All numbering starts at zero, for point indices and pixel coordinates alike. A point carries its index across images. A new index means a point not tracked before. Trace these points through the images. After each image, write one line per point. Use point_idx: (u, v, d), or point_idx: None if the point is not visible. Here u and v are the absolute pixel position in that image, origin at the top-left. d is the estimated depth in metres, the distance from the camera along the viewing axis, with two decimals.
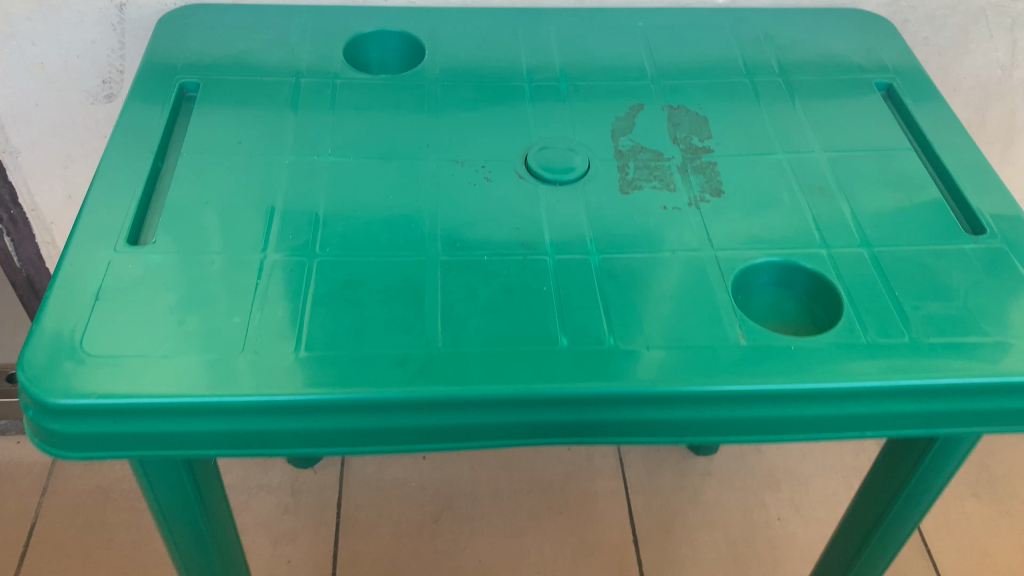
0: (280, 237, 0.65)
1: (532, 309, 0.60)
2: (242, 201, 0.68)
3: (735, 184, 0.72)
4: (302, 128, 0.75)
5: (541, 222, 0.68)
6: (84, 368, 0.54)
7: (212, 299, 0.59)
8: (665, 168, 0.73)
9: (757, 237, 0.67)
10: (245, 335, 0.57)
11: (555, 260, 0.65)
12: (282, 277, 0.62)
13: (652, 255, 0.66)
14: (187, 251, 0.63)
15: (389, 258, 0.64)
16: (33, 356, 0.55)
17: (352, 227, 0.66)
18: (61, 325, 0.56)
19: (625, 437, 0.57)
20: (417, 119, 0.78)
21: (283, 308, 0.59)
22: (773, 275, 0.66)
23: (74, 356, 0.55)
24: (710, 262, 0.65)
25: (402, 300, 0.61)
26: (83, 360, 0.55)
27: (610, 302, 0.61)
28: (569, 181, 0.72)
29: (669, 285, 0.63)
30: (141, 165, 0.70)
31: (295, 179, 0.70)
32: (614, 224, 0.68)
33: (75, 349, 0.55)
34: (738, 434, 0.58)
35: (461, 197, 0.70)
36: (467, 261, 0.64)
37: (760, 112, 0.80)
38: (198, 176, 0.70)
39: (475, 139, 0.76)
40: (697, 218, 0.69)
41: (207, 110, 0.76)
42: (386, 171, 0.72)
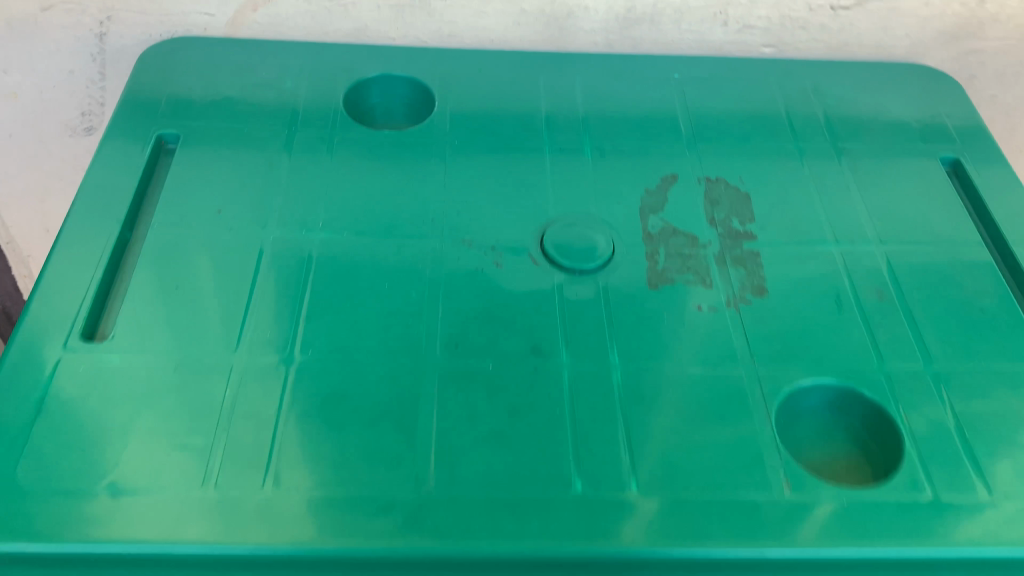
0: (256, 334, 0.56)
1: (543, 440, 0.52)
2: (217, 285, 0.59)
3: (780, 281, 0.63)
4: (290, 193, 0.66)
5: (557, 323, 0.59)
6: (19, 507, 0.47)
7: (169, 416, 0.51)
8: (700, 258, 0.64)
9: (805, 352, 0.58)
10: (204, 465, 0.49)
11: (570, 373, 0.56)
12: (254, 386, 0.53)
13: (682, 369, 0.57)
14: (147, 351, 0.55)
15: (379, 363, 0.55)
16: None
17: (338, 321, 0.58)
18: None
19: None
20: (421, 183, 0.68)
21: (253, 428, 0.51)
22: (824, 398, 0.58)
23: (9, 491, 0.47)
24: (750, 384, 0.56)
25: (390, 422, 0.52)
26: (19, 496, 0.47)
27: (633, 434, 0.53)
28: (592, 271, 0.63)
29: (702, 414, 0.54)
30: (105, 238, 0.61)
31: (277, 260, 0.61)
32: (639, 329, 0.59)
33: (10, 482, 0.48)
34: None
35: (466, 287, 0.61)
36: (469, 371, 0.56)
37: (813, 190, 0.71)
38: (168, 251, 0.61)
39: (486, 215, 0.67)
40: (735, 323, 0.60)
41: (186, 165, 0.68)
42: (382, 249, 0.63)
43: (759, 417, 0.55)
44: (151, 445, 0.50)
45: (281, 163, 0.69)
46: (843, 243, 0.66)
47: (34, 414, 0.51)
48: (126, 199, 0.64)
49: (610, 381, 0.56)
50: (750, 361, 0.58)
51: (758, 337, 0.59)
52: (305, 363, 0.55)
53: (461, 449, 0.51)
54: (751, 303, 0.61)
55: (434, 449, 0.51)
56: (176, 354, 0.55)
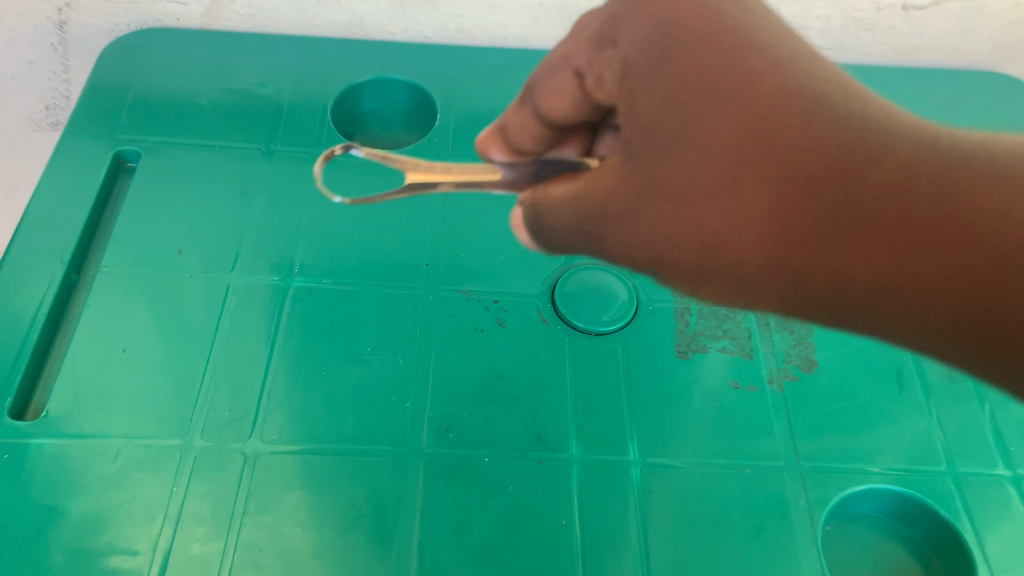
0: (213, 414, 0.48)
1: (545, 560, 0.45)
2: (170, 346, 0.50)
3: (834, 352, 0.53)
4: (262, 228, 0.57)
5: (567, 400, 0.50)
6: None
7: (107, 526, 0.44)
8: (740, 318, 0.55)
9: (861, 448, 0.50)
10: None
11: (581, 470, 0.48)
12: (208, 484, 0.46)
13: (714, 467, 0.48)
14: (84, 438, 0.46)
15: (355, 455, 0.47)
16: None
17: (309, 395, 0.49)
18: None
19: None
20: (416, 216, 0.58)
21: (206, 541, 0.44)
22: (880, 503, 0.49)
23: None
24: (793, 490, 0.48)
25: (366, 536, 0.45)
26: None
27: (652, 556, 0.45)
28: (612, 333, 0.54)
29: (734, 530, 0.46)
30: (45, 284, 0.53)
31: (244, 318, 0.52)
32: (665, 410, 0.50)
33: None
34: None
35: (462, 349, 0.52)
36: (461, 466, 0.47)
37: None
38: (116, 302, 0.52)
39: (493, 261, 0.56)
40: (778, 406, 0.51)
41: (144, 189, 0.58)
42: (366, 300, 0.53)
43: (802, 535, 0.46)
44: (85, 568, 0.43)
45: (254, 188, 0.58)
46: None
47: None
48: (74, 235, 0.55)
49: (628, 481, 0.47)
50: (795, 459, 0.49)
51: (805, 427, 0.50)
52: (267, 455, 0.47)
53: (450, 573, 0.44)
54: (798, 379, 0.52)
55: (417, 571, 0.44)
56: (118, 441, 0.46)
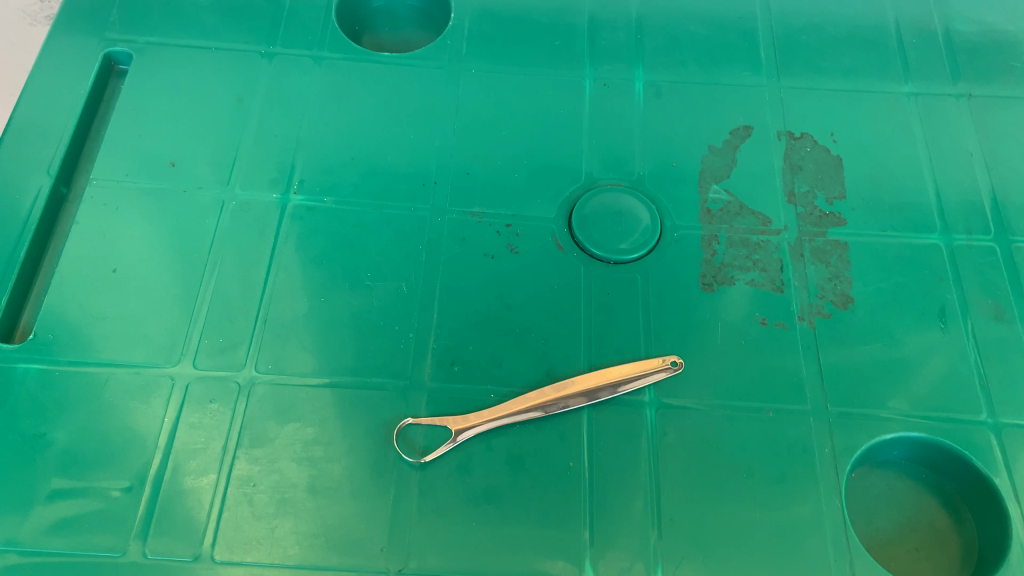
0: (206, 340, 0.46)
1: (552, 502, 0.43)
2: (162, 268, 0.48)
3: (871, 287, 0.50)
4: (259, 140, 0.53)
5: (581, 335, 0.47)
6: None
7: (96, 457, 0.42)
8: (771, 248, 0.51)
9: (895, 393, 0.46)
10: (133, 524, 0.41)
11: (593, 409, 0.45)
12: (201, 415, 0.44)
13: (735, 409, 0.45)
14: (72, 363, 0.44)
15: (354, 389, 0.45)
16: None
17: (307, 324, 0.46)
18: None
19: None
20: (425, 131, 0.54)
21: (197, 474, 0.42)
22: (909, 451, 0.46)
23: None
24: (817, 436, 0.45)
25: (363, 472, 0.43)
26: None
27: (664, 502, 0.43)
28: (632, 261, 0.50)
29: (753, 478, 0.44)
30: (31, 199, 0.50)
31: (239, 238, 0.49)
32: (685, 348, 0.47)
33: None
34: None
35: (470, 278, 0.49)
36: (466, 402, 0.45)
37: (926, 156, 0.55)
38: (105, 218, 0.49)
39: (506, 180, 0.52)
40: (808, 346, 0.47)
41: (135, 94, 0.54)
42: (368, 221, 0.50)
43: (826, 484, 0.44)
44: (73, 498, 0.41)
45: (251, 95, 0.54)
46: (957, 236, 0.52)
47: None
48: (62, 144, 0.52)
49: (642, 423, 0.45)
50: (823, 404, 0.46)
51: (836, 369, 0.47)
52: (262, 383, 0.44)
53: (451, 513, 0.42)
54: (831, 316, 0.49)
55: (417, 511, 0.42)
56: (107, 367, 0.44)
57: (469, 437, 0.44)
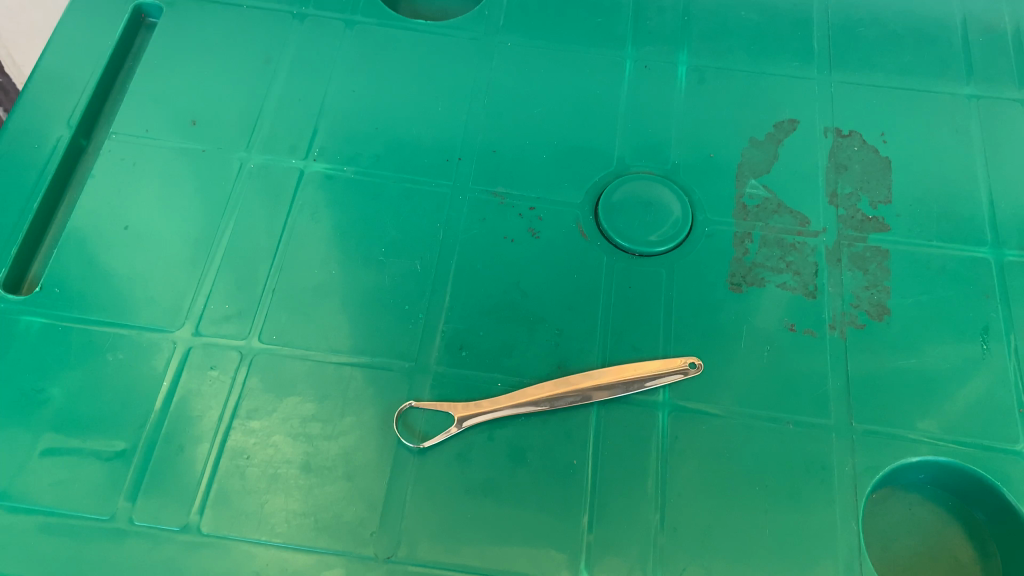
0: (211, 305, 0.44)
1: (550, 500, 0.41)
2: (173, 229, 0.47)
3: (910, 300, 0.47)
4: (283, 102, 0.51)
5: (597, 328, 0.45)
6: None
7: (90, 417, 0.41)
8: (807, 251, 0.48)
9: (925, 414, 0.43)
10: (122, 488, 0.40)
11: (603, 407, 0.43)
12: (200, 382, 0.42)
13: (753, 418, 0.43)
14: (75, 318, 0.44)
15: (358, 367, 0.43)
16: None
17: (317, 297, 0.45)
18: None
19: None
20: (454, 105, 0.52)
21: (190, 442, 0.41)
22: (936, 476, 0.44)
23: None
24: (838, 453, 0.42)
25: (358, 455, 0.41)
26: None
27: (669, 509, 0.41)
28: (658, 254, 0.48)
29: (766, 492, 0.41)
30: (48, 149, 0.49)
31: (254, 203, 0.48)
32: (706, 349, 0.45)
33: None
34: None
35: (488, 261, 0.47)
36: (472, 389, 0.43)
37: (983, 164, 0.51)
38: (121, 173, 0.48)
39: (532, 161, 0.50)
40: (837, 356, 0.45)
41: (162, 48, 0.53)
42: (388, 195, 0.48)
43: (843, 505, 0.41)
44: (66, 456, 0.40)
45: (279, 57, 0.53)
46: (1008, 251, 0.48)
47: None
48: (85, 94, 0.51)
49: (654, 425, 0.43)
50: (847, 419, 0.43)
51: (865, 384, 0.44)
52: (264, 354, 0.43)
53: (445, 503, 0.40)
54: (865, 327, 0.46)
55: (410, 499, 0.40)
56: (109, 327, 0.43)
57: (472, 426, 0.42)
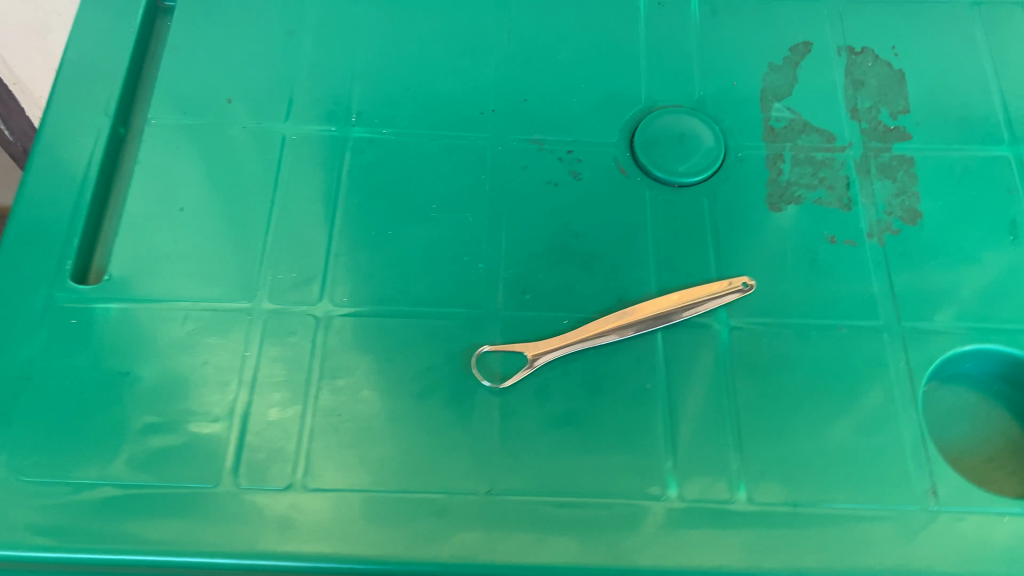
0: (279, 275, 0.46)
1: (629, 422, 0.43)
2: (227, 205, 0.48)
3: (939, 202, 0.49)
4: (313, 72, 0.52)
5: (650, 260, 0.47)
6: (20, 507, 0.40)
7: (181, 392, 0.43)
8: (837, 165, 0.50)
9: (967, 307, 0.46)
10: (228, 468, 0.41)
11: (666, 332, 0.45)
12: (280, 349, 0.44)
13: (808, 327, 0.45)
14: (148, 301, 0.45)
15: (428, 319, 0.45)
16: None
17: (378, 257, 0.46)
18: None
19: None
20: (480, 59, 0.53)
21: (279, 407, 0.43)
22: (982, 364, 0.46)
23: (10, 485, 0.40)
24: (891, 351, 0.45)
25: (443, 401, 0.43)
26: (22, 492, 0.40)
27: (742, 418, 0.43)
28: (696, 184, 0.50)
29: (830, 393, 0.44)
30: (91, 139, 0.49)
31: (303, 172, 0.49)
32: (755, 269, 0.47)
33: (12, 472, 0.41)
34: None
35: (535, 206, 0.48)
36: (540, 328, 0.45)
37: (992, 68, 0.53)
38: (166, 157, 0.49)
39: (564, 106, 0.52)
40: (878, 261, 0.47)
41: (185, 30, 0.53)
42: (430, 152, 0.50)
43: (902, 398, 0.44)
44: (164, 432, 0.42)
45: (301, 28, 0.53)
46: None
47: (18, 385, 0.43)
48: (117, 83, 0.51)
49: (716, 343, 0.45)
50: (896, 319, 0.46)
51: (908, 285, 0.47)
52: (338, 316, 0.45)
53: (531, 436, 0.42)
54: (900, 232, 0.48)
55: (498, 436, 0.42)
56: (184, 305, 0.45)
57: (546, 363, 0.44)
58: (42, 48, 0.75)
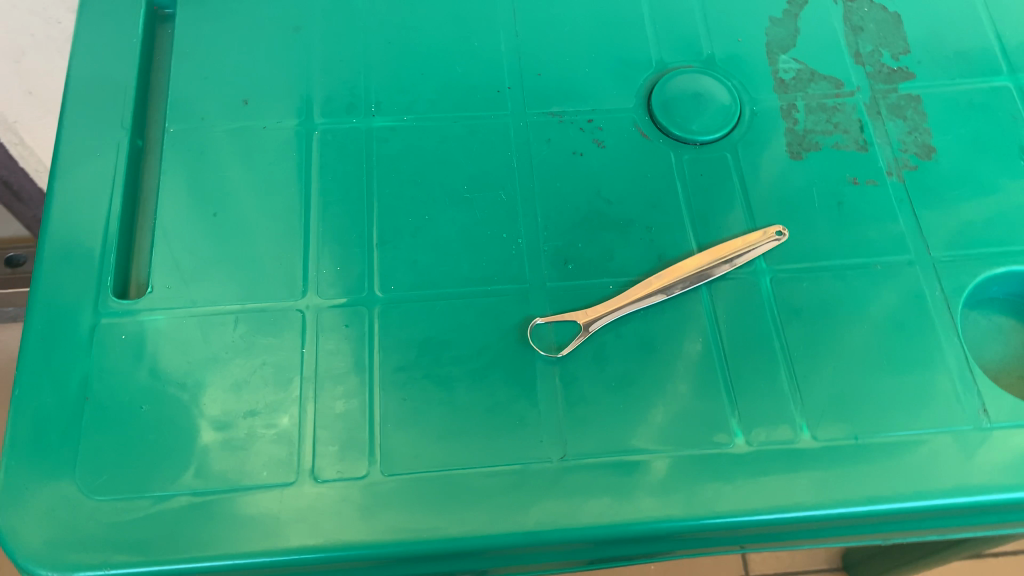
0: (323, 270, 0.46)
1: (688, 377, 0.44)
2: (260, 206, 0.47)
3: (950, 135, 0.51)
4: (325, 66, 0.52)
5: (683, 219, 0.48)
6: (98, 526, 0.40)
7: (245, 396, 0.43)
8: (849, 110, 0.52)
9: (991, 232, 0.48)
10: (304, 467, 0.41)
11: (710, 286, 0.46)
12: (336, 342, 0.44)
13: (844, 268, 0.47)
14: (197, 309, 0.45)
15: (477, 297, 0.45)
16: (30, 507, 0.40)
17: (419, 242, 0.47)
18: (62, 449, 0.41)
19: (741, 548, 0.44)
20: (489, 38, 0.53)
21: (344, 399, 0.43)
22: (1009, 287, 0.48)
23: (84, 506, 0.40)
24: (926, 282, 0.46)
25: (504, 375, 0.43)
26: (98, 511, 0.40)
27: (795, 362, 0.44)
28: (716, 141, 0.51)
29: (874, 329, 0.45)
30: (112, 153, 0.49)
31: (331, 167, 0.49)
32: (785, 217, 0.48)
33: (83, 493, 0.40)
34: (946, 535, 0.45)
35: (565, 177, 0.49)
36: (588, 294, 0.46)
37: (982, 2, 0.55)
38: (192, 165, 0.49)
39: (578, 77, 0.52)
40: (901, 198, 0.49)
41: (189, 35, 0.53)
42: (454, 134, 0.50)
43: (943, 325, 0.45)
44: (234, 436, 0.42)
45: (307, 23, 0.53)
46: None
47: (77, 406, 0.42)
48: (129, 96, 0.51)
49: (760, 292, 0.46)
50: (926, 251, 0.47)
51: (932, 218, 0.48)
52: (388, 304, 0.45)
53: (595, 401, 0.43)
54: (918, 168, 0.50)
55: (564, 403, 0.43)
56: (234, 309, 0.45)
57: (600, 327, 0.44)
58: (11, 70, 0.72)
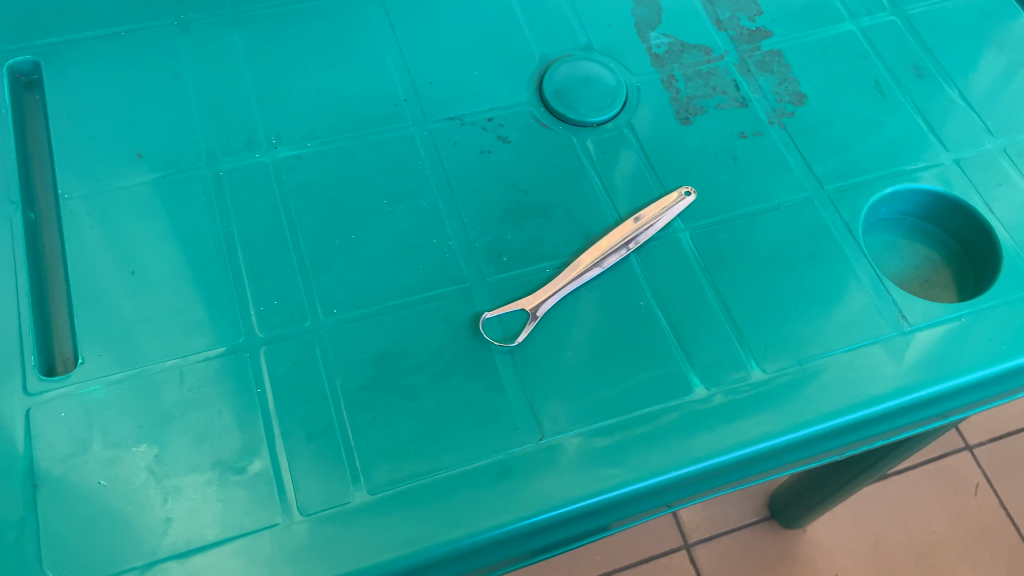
0: (260, 308, 0.45)
1: (639, 340, 0.46)
2: (180, 257, 0.46)
3: (815, 80, 0.55)
4: (215, 107, 0.51)
5: (598, 196, 0.50)
6: None
7: (207, 447, 0.41)
8: (722, 72, 0.56)
9: (869, 160, 0.52)
10: (288, 504, 0.40)
11: (638, 253, 0.48)
12: (291, 374, 0.43)
13: (753, 214, 0.50)
14: (137, 370, 0.43)
15: (422, 305, 0.46)
16: None
17: (351, 262, 0.47)
18: (20, 544, 0.39)
19: (671, 508, 0.46)
20: (376, 56, 0.54)
21: (313, 429, 0.42)
22: (895, 207, 0.53)
23: None
24: (827, 213, 0.50)
25: (466, 374, 0.44)
26: None
27: (731, 306, 0.47)
28: (611, 119, 0.53)
29: (792, 263, 0.49)
30: (6, 231, 0.46)
31: (244, 204, 0.48)
32: (690, 178, 0.51)
33: None
34: (890, 437, 0.49)
35: (478, 175, 0.50)
36: (527, 282, 0.47)
37: None
38: (97, 228, 0.47)
39: (470, 81, 0.54)
40: (786, 143, 0.53)
41: (63, 98, 0.51)
42: (362, 152, 0.50)
43: (849, 248, 0.49)
44: (207, 488, 0.40)
45: (187, 67, 0.52)
46: (863, 19, 0.58)
47: (29, 495, 0.40)
48: (11, 169, 0.48)
49: (684, 249, 0.48)
50: (819, 186, 0.51)
51: (817, 156, 0.52)
52: (335, 328, 0.45)
53: (559, 380, 0.44)
54: (794, 113, 0.54)
55: (529, 389, 0.44)
56: (176, 363, 0.43)
57: (546, 310, 0.46)
58: None
